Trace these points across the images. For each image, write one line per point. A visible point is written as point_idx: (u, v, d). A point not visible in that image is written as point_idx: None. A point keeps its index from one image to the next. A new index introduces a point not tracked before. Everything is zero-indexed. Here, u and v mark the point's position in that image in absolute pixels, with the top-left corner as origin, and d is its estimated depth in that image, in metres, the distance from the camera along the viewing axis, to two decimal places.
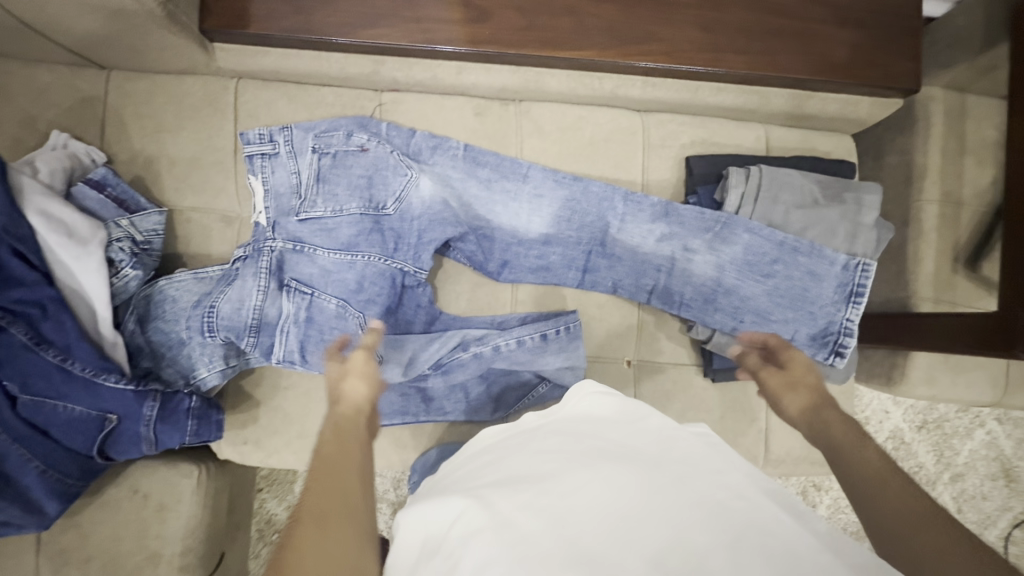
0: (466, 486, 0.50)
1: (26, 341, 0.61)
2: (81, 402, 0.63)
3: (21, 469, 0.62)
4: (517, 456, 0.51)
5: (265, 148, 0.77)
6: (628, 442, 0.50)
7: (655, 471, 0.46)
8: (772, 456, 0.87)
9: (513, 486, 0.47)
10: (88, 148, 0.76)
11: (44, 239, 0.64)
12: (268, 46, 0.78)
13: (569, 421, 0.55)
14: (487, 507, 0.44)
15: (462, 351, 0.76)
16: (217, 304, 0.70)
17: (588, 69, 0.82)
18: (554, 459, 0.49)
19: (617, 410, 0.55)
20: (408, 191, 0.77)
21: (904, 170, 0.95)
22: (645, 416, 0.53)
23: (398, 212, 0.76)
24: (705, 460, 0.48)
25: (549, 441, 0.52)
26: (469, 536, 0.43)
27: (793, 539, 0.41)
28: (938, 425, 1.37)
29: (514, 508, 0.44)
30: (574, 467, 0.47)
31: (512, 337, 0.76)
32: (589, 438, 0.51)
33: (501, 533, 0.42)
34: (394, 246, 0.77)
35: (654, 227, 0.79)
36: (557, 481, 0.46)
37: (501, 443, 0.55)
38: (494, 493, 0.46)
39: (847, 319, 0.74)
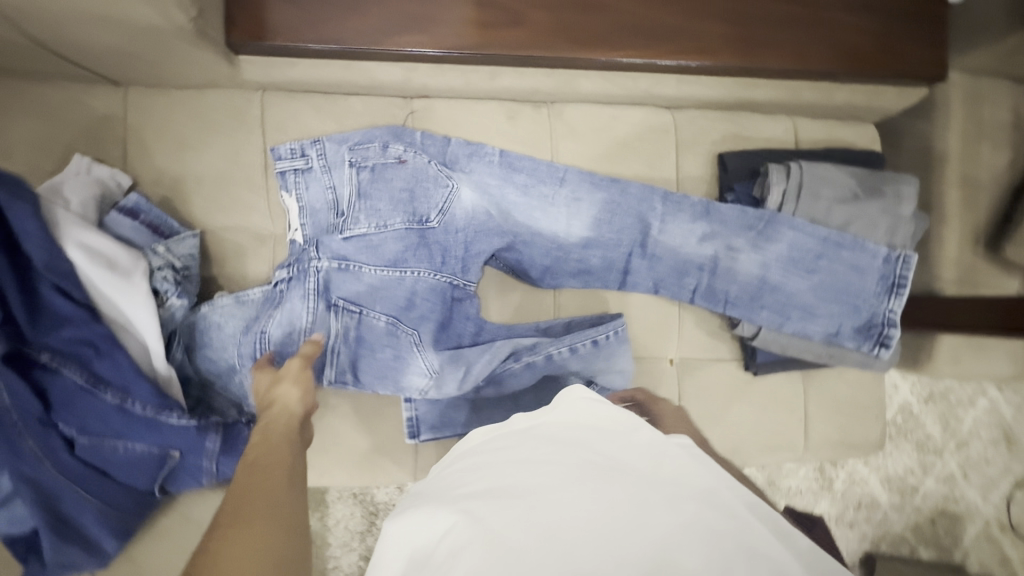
0: (451, 494, 0.48)
1: (81, 382, 0.59)
2: (141, 440, 0.62)
3: (78, 509, 0.60)
4: (504, 463, 0.48)
5: (298, 163, 0.75)
6: (620, 454, 0.48)
7: (649, 489, 0.44)
8: (811, 443, 0.89)
9: (500, 498, 0.45)
10: (112, 172, 0.72)
11: (86, 273, 0.61)
12: (297, 57, 0.75)
13: (560, 426, 0.52)
14: (477, 521, 0.43)
15: (514, 361, 0.75)
16: (268, 329, 0.69)
17: (622, 70, 0.82)
18: (544, 471, 0.46)
19: (609, 419, 0.52)
20: (451, 202, 0.76)
21: (924, 156, 0.95)
22: (636, 429, 0.51)
23: (442, 224, 0.76)
24: (696, 477, 0.46)
25: (541, 448, 0.49)
26: (457, 551, 0.42)
27: (781, 559, 0.41)
28: (943, 395, 1.40)
29: (504, 523, 0.42)
30: (564, 481, 0.45)
31: (564, 344, 0.76)
32: (581, 448, 0.48)
33: (491, 550, 0.41)
34: (441, 260, 0.77)
35: (695, 227, 0.79)
36: (547, 495, 0.44)
37: (487, 444, 0.53)
38: (482, 507, 0.44)
39: (890, 311, 0.76)
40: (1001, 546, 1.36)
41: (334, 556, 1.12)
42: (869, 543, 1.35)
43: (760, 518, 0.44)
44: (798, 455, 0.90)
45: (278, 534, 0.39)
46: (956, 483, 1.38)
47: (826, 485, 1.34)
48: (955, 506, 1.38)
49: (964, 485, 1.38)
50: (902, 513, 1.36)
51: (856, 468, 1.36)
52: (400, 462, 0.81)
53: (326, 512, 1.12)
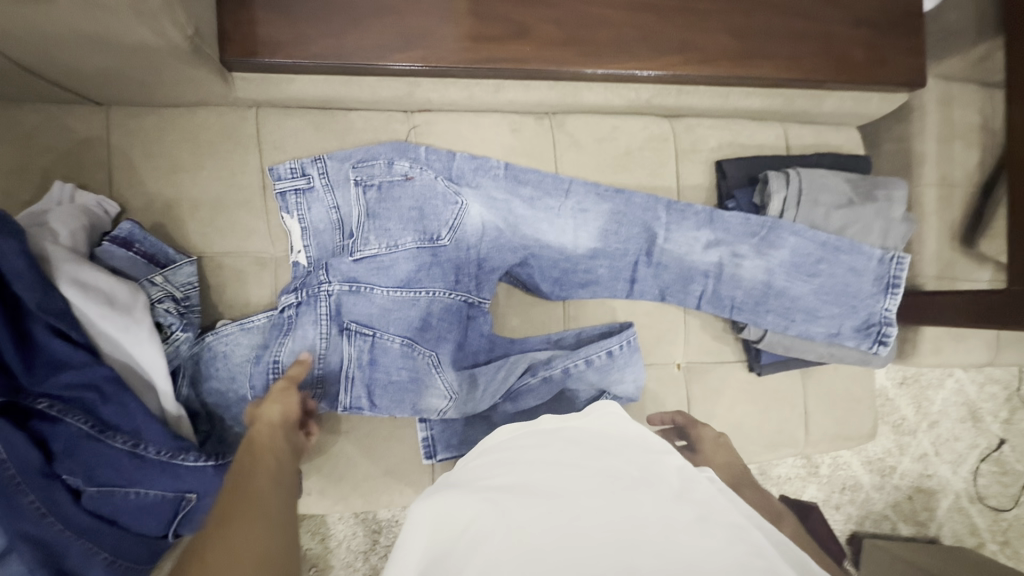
0: (475, 484, 0.47)
1: (88, 431, 0.56)
2: (157, 485, 0.58)
3: (85, 563, 0.56)
4: (533, 462, 0.48)
5: (299, 182, 0.72)
6: (648, 469, 0.48)
7: (677, 507, 0.45)
8: (812, 437, 0.93)
9: (528, 494, 0.45)
10: (98, 199, 0.68)
11: (83, 312, 0.58)
12: (295, 72, 0.72)
13: (588, 432, 0.53)
14: (504, 513, 0.43)
15: (531, 375, 0.75)
16: (281, 357, 0.67)
17: (624, 81, 0.82)
18: (572, 474, 0.47)
19: (640, 436, 0.52)
20: (461, 218, 0.75)
21: (902, 157, 1.00)
22: (666, 452, 0.51)
23: (454, 241, 0.75)
24: (724, 510, 0.46)
25: (569, 452, 0.49)
26: (481, 541, 0.41)
27: None
28: (915, 378, 1.47)
29: (530, 519, 0.43)
30: (592, 486, 0.46)
31: (581, 357, 0.76)
32: (609, 454, 0.49)
33: (517, 543, 0.41)
34: (455, 278, 0.76)
35: (701, 234, 0.81)
36: (576, 499, 0.44)
37: (512, 439, 0.52)
38: (509, 500, 0.44)
39: (885, 309, 0.80)
40: (970, 516, 1.45)
41: None
42: (854, 523, 1.41)
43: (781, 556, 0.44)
44: (799, 450, 0.94)
45: (263, 534, 0.39)
46: (928, 461, 1.45)
47: (814, 471, 1.40)
48: (928, 482, 1.45)
49: (935, 462, 1.46)
50: (882, 493, 1.42)
51: (839, 453, 1.42)
52: (416, 484, 0.79)
53: (327, 534, 1.09)
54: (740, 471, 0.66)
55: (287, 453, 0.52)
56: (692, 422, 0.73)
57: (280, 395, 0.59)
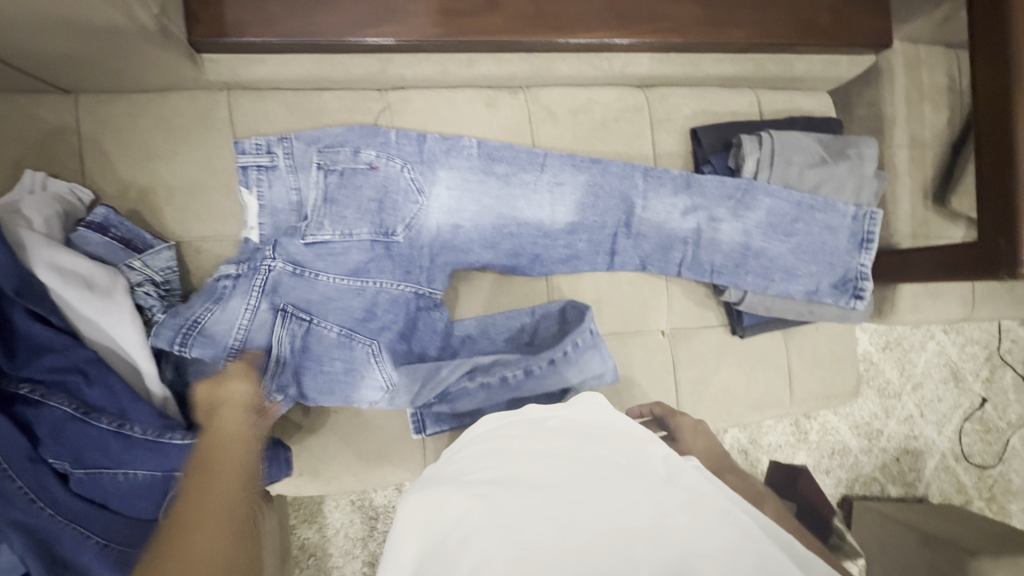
0: (464, 477, 0.50)
1: (73, 412, 0.56)
2: (145, 466, 0.58)
3: (77, 548, 0.55)
4: (518, 454, 0.51)
5: (262, 159, 0.71)
6: (635, 457, 0.51)
7: (668, 493, 0.47)
8: (796, 397, 0.94)
9: (517, 487, 0.48)
10: (71, 186, 0.67)
11: (62, 296, 0.58)
12: (266, 53, 0.72)
13: (574, 420, 0.55)
14: (493, 508, 0.46)
15: (469, 379, 0.73)
16: (204, 320, 0.65)
17: (595, 51, 0.83)
18: (560, 465, 0.50)
19: (626, 427, 0.55)
20: (419, 216, 0.76)
21: (873, 120, 1.02)
22: (650, 443, 0.53)
23: (408, 238, 0.75)
24: (712, 496, 0.48)
25: (557, 442, 0.52)
26: (472, 536, 0.44)
27: None
28: (898, 343, 1.49)
29: (519, 510, 0.46)
30: (581, 477, 0.48)
31: (520, 365, 0.72)
32: (595, 443, 0.52)
33: (508, 537, 0.44)
34: (406, 270, 0.76)
35: (677, 200, 0.82)
36: (565, 489, 0.47)
37: (496, 429, 0.56)
38: (495, 494, 0.47)
39: (860, 265, 0.82)
40: (955, 475, 1.48)
41: (337, 564, 1.09)
42: (844, 487, 1.44)
43: (772, 540, 0.47)
44: (785, 410, 0.95)
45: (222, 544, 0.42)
46: (914, 423, 1.48)
47: (802, 438, 1.42)
48: (915, 443, 1.48)
49: (921, 423, 1.49)
50: (870, 455, 1.45)
51: (827, 418, 1.44)
52: (409, 461, 0.80)
53: (324, 523, 1.09)
54: (718, 457, 0.65)
55: (253, 450, 0.54)
56: (670, 411, 0.72)
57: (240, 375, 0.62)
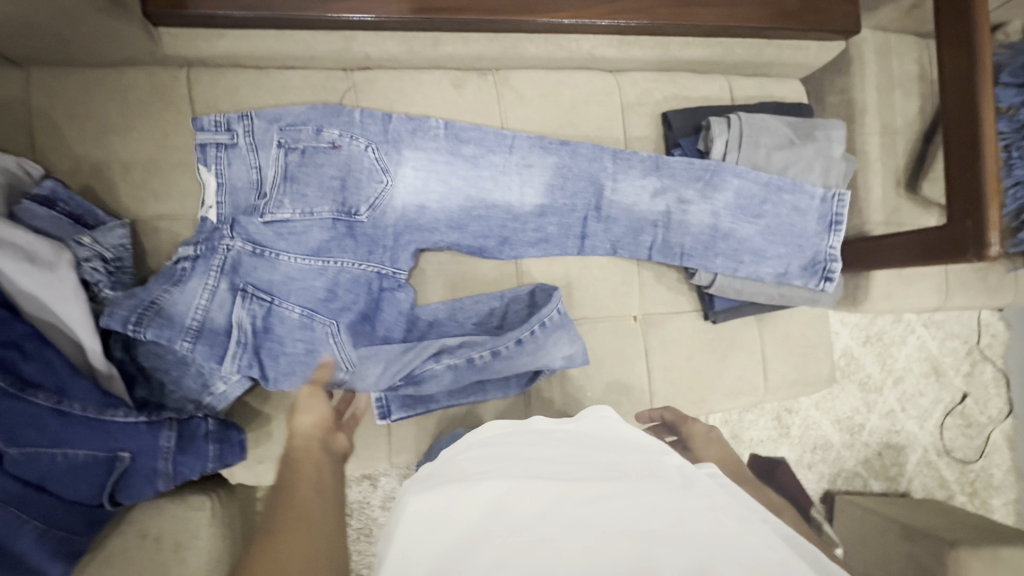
0: (471, 476, 0.47)
1: (8, 388, 0.53)
2: (87, 445, 0.57)
3: (14, 534, 0.53)
4: (527, 458, 0.48)
5: (221, 137, 0.69)
6: (647, 463, 0.48)
7: (684, 498, 0.44)
8: (770, 382, 0.94)
9: (529, 482, 0.45)
10: (18, 159, 0.65)
11: (1, 268, 0.56)
12: (226, 27, 0.71)
13: (580, 433, 0.52)
14: (510, 510, 0.43)
15: (435, 361, 0.71)
16: (159, 300, 0.64)
17: (563, 32, 0.83)
18: (571, 468, 0.47)
19: (637, 438, 0.51)
20: (384, 197, 0.74)
21: (845, 107, 1.02)
22: (666, 452, 0.50)
23: (372, 219, 0.74)
24: (730, 505, 0.45)
25: (565, 449, 0.50)
26: (484, 536, 0.41)
27: None
28: (879, 336, 1.48)
29: (534, 510, 0.42)
30: (596, 478, 0.45)
31: (487, 347, 0.72)
32: (608, 451, 0.49)
33: (519, 538, 0.41)
34: (369, 249, 0.74)
35: (647, 182, 0.82)
36: (580, 486, 0.44)
37: (502, 435, 0.54)
38: (510, 492, 0.44)
39: (830, 247, 0.82)
40: (938, 470, 1.46)
41: None
42: (827, 482, 1.42)
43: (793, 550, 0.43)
44: (760, 396, 0.94)
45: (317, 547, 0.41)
46: (895, 417, 1.47)
47: (785, 432, 1.41)
48: (896, 438, 1.46)
49: (903, 417, 1.47)
50: (852, 450, 1.44)
51: (808, 413, 1.43)
52: (373, 447, 0.78)
53: None
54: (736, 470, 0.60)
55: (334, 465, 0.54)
56: (682, 418, 0.68)
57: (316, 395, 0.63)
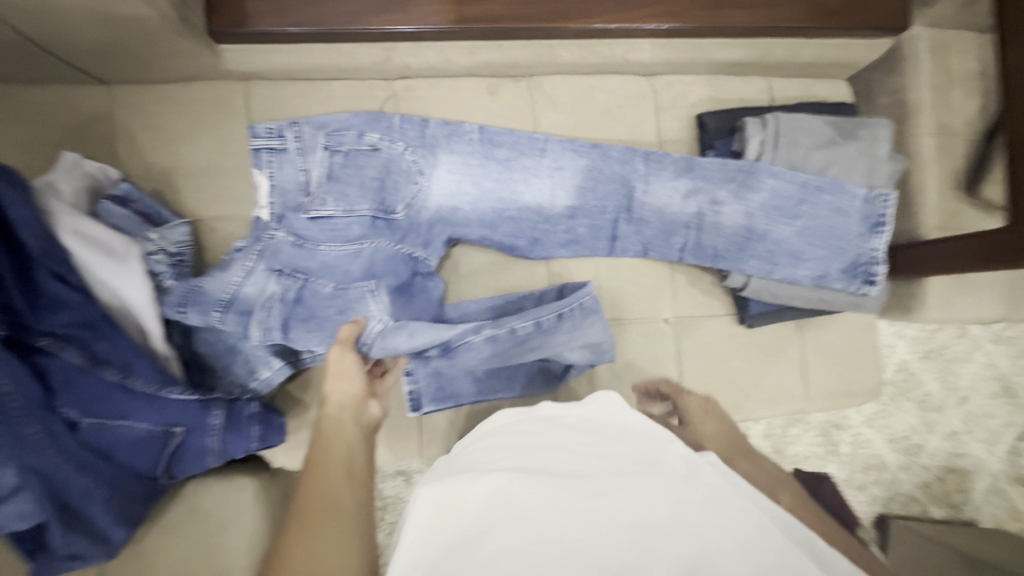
0: (480, 466, 0.48)
1: (82, 363, 0.60)
2: (145, 418, 0.64)
3: (85, 498, 0.60)
4: (535, 448, 0.50)
5: (273, 142, 0.74)
6: (650, 454, 0.49)
7: (685, 488, 0.45)
8: (811, 392, 0.90)
9: (533, 475, 0.46)
10: (102, 166, 0.72)
11: (81, 258, 0.63)
12: (280, 42, 0.77)
13: (588, 419, 0.54)
14: (513, 501, 0.43)
15: (477, 335, 0.74)
16: (202, 284, 0.69)
17: (597, 38, 0.84)
18: (576, 459, 0.48)
19: (642, 428, 0.53)
20: (420, 197, 0.78)
21: (897, 109, 0.95)
22: (670, 442, 0.51)
23: (408, 217, 0.78)
24: (731, 495, 0.45)
25: (575, 438, 0.50)
26: (491, 527, 0.42)
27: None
28: (939, 352, 1.31)
29: (539, 500, 0.43)
30: (600, 471, 0.46)
31: (530, 318, 0.74)
32: (612, 440, 0.50)
33: (522, 528, 0.41)
34: (402, 233, 0.78)
35: (679, 183, 0.81)
36: (585, 480, 0.45)
37: (512, 424, 0.55)
38: (516, 484, 0.45)
39: (873, 249, 0.80)
40: (1009, 499, 1.28)
41: None
42: (879, 505, 1.28)
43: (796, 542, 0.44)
44: (800, 406, 0.91)
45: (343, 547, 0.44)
46: (958, 440, 1.30)
47: (832, 450, 1.29)
48: (959, 462, 1.30)
49: (967, 440, 1.30)
50: (909, 472, 1.29)
51: (859, 430, 1.29)
52: (405, 438, 0.80)
53: None
54: (732, 446, 0.68)
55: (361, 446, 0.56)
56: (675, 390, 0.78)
57: (352, 372, 0.64)
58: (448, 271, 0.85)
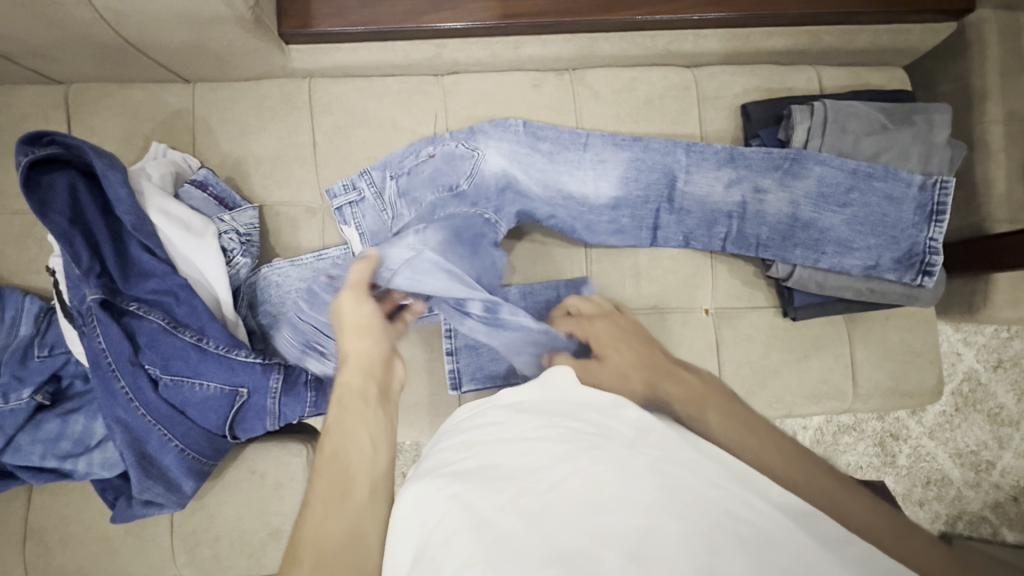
0: (441, 469, 0.46)
1: (165, 325, 0.68)
2: (214, 378, 0.69)
3: (162, 449, 0.68)
4: (491, 441, 0.47)
5: (351, 195, 0.81)
6: (603, 427, 0.45)
7: (631, 457, 0.41)
8: (861, 391, 0.87)
9: (491, 480, 0.42)
10: (184, 156, 0.82)
11: (166, 233, 0.71)
12: (339, 42, 0.84)
13: (544, 401, 0.50)
14: (469, 508, 0.40)
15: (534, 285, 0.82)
16: (268, 294, 0.78)
17: (639, 30, 0.86)
18: (532, 449, 0.44)
19: (597, 399, 0.49)
20: (478, 167, 0.81)
21: (960, 96, 0.90)
22: (623, 407, 0.47)
23: (472, 185, 0.81)
24: (676, 449, 0.42)
25: (528, 423, 0.46)
26: (449, 535, 0.39)
27: (769, 527, 0.37)
28: (1015, 362, 1.19)
29: (497, 508, 0.40)
30: (551, 457, 0.42)
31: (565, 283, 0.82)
32: (569, 418, 0.46)
33: (480, 537, 0.38)
34: (472, 200, 0.80)
35: (721, 173, 0.81)
36: (538, 477, 0.41)
37: (470, 416, 0.53)
38: (470, 489, 0.42)
39: (930, 239, 0.77)
40: None
41: None
42: (943, 524, 1.18)
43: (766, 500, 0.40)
44: (847, 405, 0.88)
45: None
46: None
47: (889, 461, 1.19)
48: None
49: None
50: (978, 490, 1.17)
51: (920, 441, 1.19)
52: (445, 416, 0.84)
53: None
54: (650, 362, 0.59)
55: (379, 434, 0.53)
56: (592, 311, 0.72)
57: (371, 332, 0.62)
58: (530, 253, 0.87)
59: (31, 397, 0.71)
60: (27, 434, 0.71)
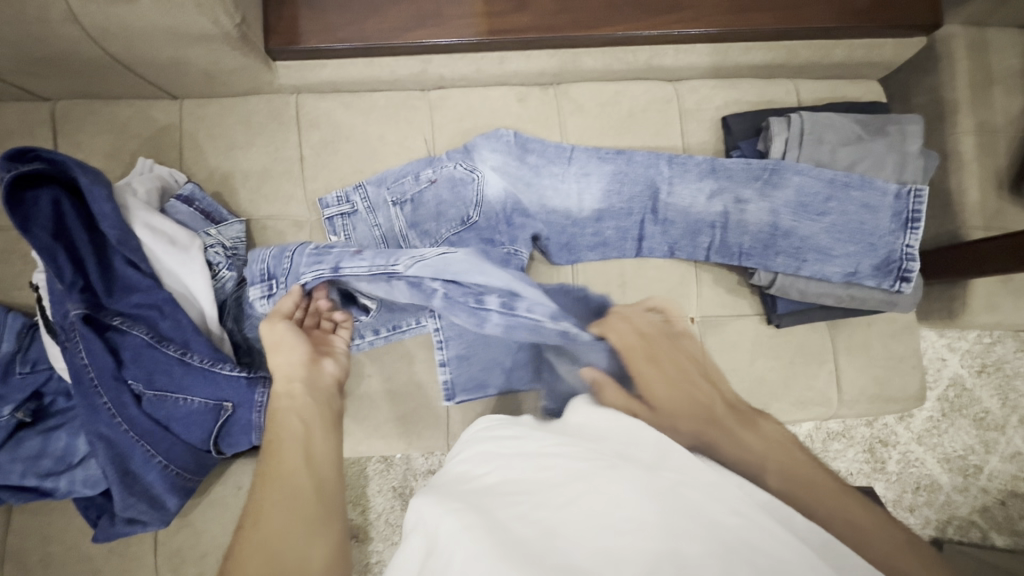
0: (463, 484, 0.46)
1: (148, 339, 0.67)
2: (199, 394, 0.69)
3: (145, 465, 0.67)
4: (513, 455, 0.47)
5: (344, 208, 0.82)
6: (622, 449, 0.45)
7: (647, 477, 0.41)
8: (846, 398, 0.88)
9: (506, 494, 0.43)
10: (171, 172, 0.82)
11: (151, 248, 0.70)
12: (327, 58, 0.85)
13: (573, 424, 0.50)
14: (484, 514, 0.41)
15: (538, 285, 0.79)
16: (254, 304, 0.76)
17: (621, 45, 0.88)
18: (548, 465, 0.44)
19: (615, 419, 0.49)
20: (480, 193, 0.82)
21: (933, 108, 0.93)
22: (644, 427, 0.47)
23: (483, 215, 0.82)
24: (696, 475, 0.42)
25: (551, 439, 0.47)
26: (457, 531, 0.40)
27: (788, 559, 0.36)
28: (998, 368, 1.21)
29: (509, 516, 0.40)
30: (569, 476, 0.42)
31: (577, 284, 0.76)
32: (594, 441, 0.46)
33: (495, 536, 0.39)
34: (490, 236, 0.81)
35: (703, 184, 0.83)
36: (552, 492, 0.42)
37: (494, 433, 0.52)
38: (490, 500, 0.43)
39: (907, 246, 0.79)
40: None
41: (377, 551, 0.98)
42: (934, 529, 1.18)
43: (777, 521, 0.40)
44: (833, 411, 0.89)
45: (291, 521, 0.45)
46: None
47: (879, 467, 1.19)
48: None
49: None
50: (966, 495, 1.18)
51: (909, 447, 1.20)
52: (434, 429, 0.84)
53: (368, 506, 0.99)
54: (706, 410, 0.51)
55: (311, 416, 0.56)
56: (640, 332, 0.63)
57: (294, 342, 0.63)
58: None
59: (11, 414, 0.70)
60: (6, 453, 0.70)
